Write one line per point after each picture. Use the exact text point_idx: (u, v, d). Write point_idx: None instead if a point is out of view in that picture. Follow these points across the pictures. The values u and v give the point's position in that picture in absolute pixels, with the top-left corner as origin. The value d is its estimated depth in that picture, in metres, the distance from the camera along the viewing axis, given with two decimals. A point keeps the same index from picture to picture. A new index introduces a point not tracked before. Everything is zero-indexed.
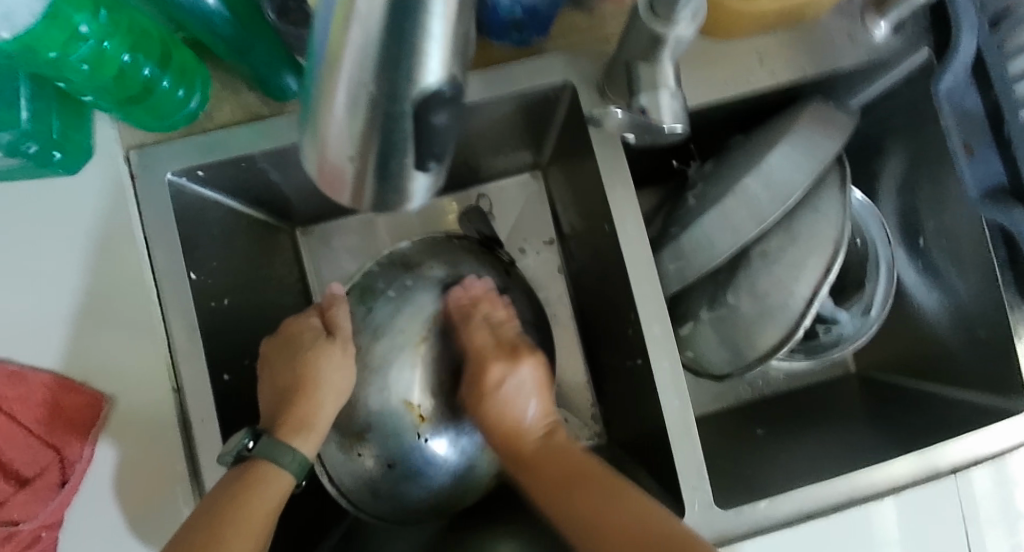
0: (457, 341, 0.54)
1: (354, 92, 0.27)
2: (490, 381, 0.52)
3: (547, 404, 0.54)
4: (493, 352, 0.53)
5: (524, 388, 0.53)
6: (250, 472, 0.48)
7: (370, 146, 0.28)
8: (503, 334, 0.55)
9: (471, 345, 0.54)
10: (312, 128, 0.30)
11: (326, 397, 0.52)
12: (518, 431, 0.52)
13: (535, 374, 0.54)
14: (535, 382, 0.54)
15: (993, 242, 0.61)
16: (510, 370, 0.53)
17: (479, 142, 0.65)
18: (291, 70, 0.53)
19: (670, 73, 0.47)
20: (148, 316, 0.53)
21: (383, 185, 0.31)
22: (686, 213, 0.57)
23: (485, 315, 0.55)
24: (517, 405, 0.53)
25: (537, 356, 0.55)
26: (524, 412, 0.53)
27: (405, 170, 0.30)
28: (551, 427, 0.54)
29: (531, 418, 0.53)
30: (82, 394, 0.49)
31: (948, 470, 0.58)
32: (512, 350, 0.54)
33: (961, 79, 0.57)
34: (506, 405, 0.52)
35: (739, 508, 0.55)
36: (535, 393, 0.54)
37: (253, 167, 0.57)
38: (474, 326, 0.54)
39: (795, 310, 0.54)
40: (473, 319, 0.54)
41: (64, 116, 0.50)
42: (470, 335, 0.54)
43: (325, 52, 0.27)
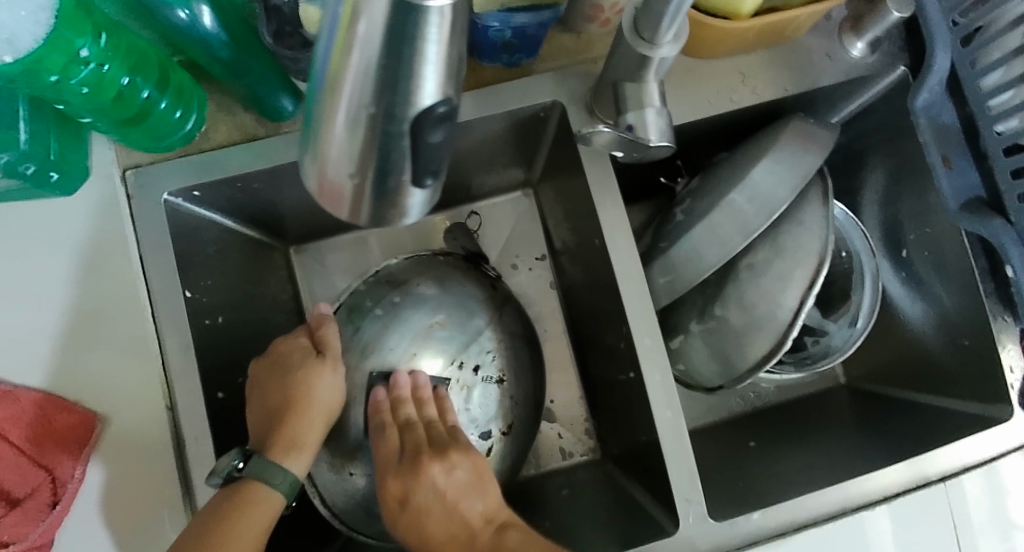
0: (393, 431, 0.52)
1: (352, 118, 0.28)
2: (399, 491, 0.51)
3: (491, 493, 0.52)
4: (399, 461, 0.52)
5: (456, 485, 0.51)
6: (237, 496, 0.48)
7: (367, 164, 0.29)
8: (438, 430, 0.53)
9: (388, 449, 0.52)
10: (311, 150, 0.31)
11: (316, 416, 0.52)
12: (455, 535, 0.50)
13: (463, 465, 0.52)
14: (465, 482, 0.51)
15: (973, 253, 0.62)
16: (411, 483, 0.50)
17: (470, 160, 0.67)
18: (287, 93, 0.54)
19: (656, 92, 0.49)
20: (142, 334, 0.53)
21: (381, 199, 0.31)
22: (674, 227, 0.59)
23: (416, 406, 0.53)
24: (437, 510, 0.51)
25: (444, 454, 0.52)
26: (461, 510, 0.51)
27: (403, 184, 0.31)
28: (501, 523, 0.51)
29: (466, 517, 0.51)
30: (76, 412, 0.49)
31: (937, 478, 0.59)
32: (415, 453, 0.51)
33: (938, 93, 0.59)
34: (425, 514, 0.50)
35: (733, 519, 0.56)
36: (468, 485, 0.51)
37: (247, 187, 0.58)
38: (403, 427, 0.52)
39: (784, 320, 0.55)
40: (390, 427, 0.52)
41: (63, 138, 0.51)
42: (404, 427, 0.52)
43: (324, 77, 0.28)
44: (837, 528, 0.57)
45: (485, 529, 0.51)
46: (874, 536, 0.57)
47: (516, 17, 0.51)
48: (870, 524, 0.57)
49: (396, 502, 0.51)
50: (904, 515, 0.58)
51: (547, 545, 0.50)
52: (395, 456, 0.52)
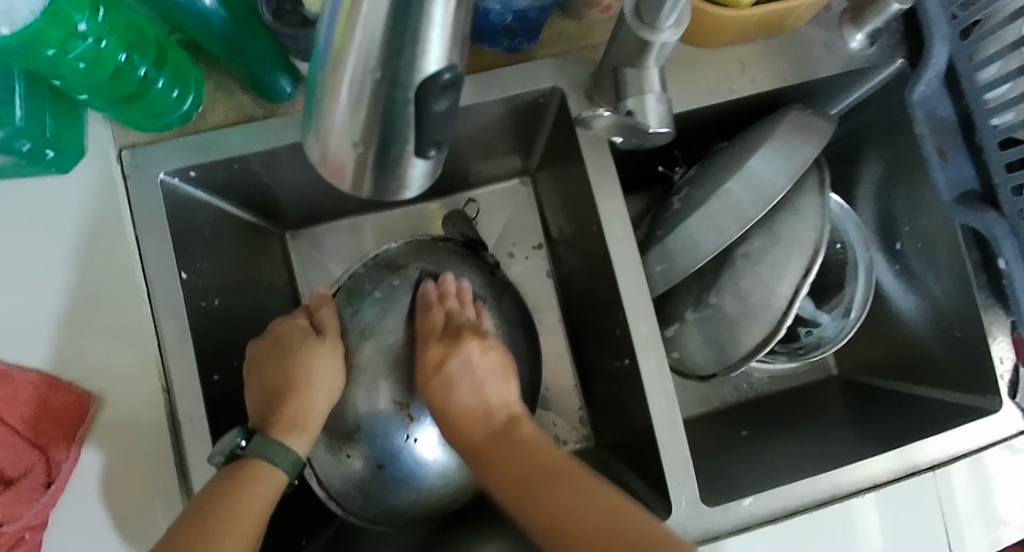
0: (439, 316, 0.55)
1: (356, 93, 0.28)
2: (436, 360, 0.54)
3: (511, 388, 0.55)
4: (439, 332, 0.55)
5: (483, 373, 0.54)
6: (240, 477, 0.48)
7: (370, 137, 0.29)
8: (476, 323, 0.57)
9: (433, 321, 0.55)
10: (315, 127, 0.31)
11: (316, 395, 0.53)
12: (472, 412, 0.53)
13: (491, 359, 0.55)
14: (494, 367, 0.55)
15: (965, 246, 0.63)
16: (451, 352, 0.54)
17: (469, 146, 0.67)
18: (286, 74, 0.54)
19: (656, 78, 0.49)
20: (138, 313, 0.53)
21: (383, 173, 0.31)
22: (671, 216, 0.59)
23: (453, 308, 0.56)
24: (464, 387, 0.53)
25: (482, 340, 0.56)
26: (484, 395, 0.54)
27: (405, 155, 0.30)
28: (513, 417, 0.53)
29: (490, 401, 0.54)
30: (71, 392, 0.49)
31: (926, 467, 0.60)
32: (455, 333, 0.55)
33: (935, 86, 0.60)
34: (450, 382, 0.53)
35: (726, 504, 0.56)
36: (493, 376, 0.54)
37: (245, 168, 0.58)
38: (449, 316, 0.56)
39: (778, 309, 0.55)
40: (436, 310, 0.55)
41: (59, 115, 0.51)
42: (450, 316, 0.56)
43: (330, 53, 0.28)
44: (825, 515, 0.57)
45: (501, 416, 0.53)
46: (862, 523, 0.58)
47: (518, 1, 0.51)
48: (858, 511, 0.58)
49: (431, 365, 0.54)
50: (894, 503, 0.59)
51: (550, 444, 0.51)
52: (440, 324, 0.55)
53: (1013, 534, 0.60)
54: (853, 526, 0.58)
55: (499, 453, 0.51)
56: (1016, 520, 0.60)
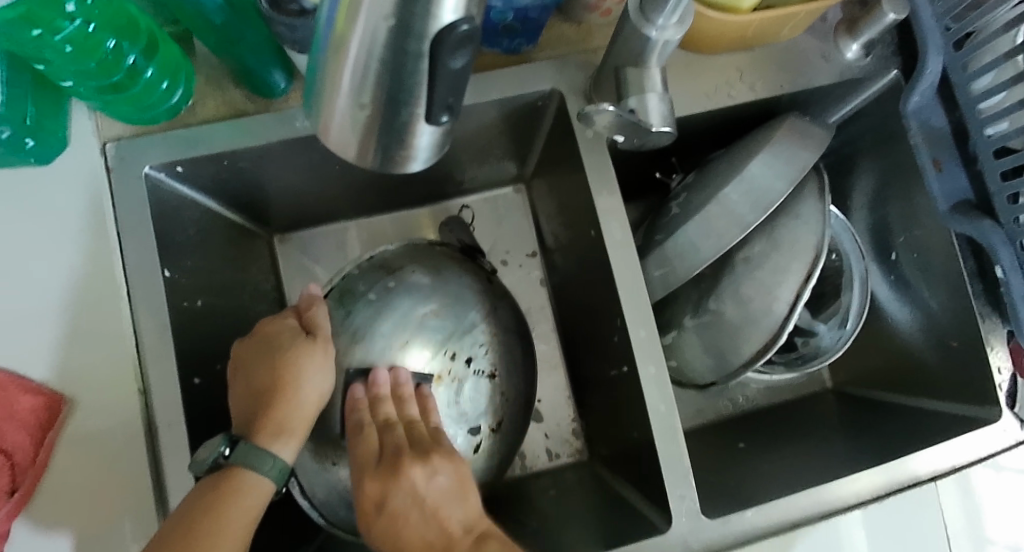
0: (368, 431, 0.50)
1: (361, 74, 0.32)
2: (376, 495, 0.48)
3: (472, 505, 0.49)
4: (375, 468, 0.49)
5: (436, 492, 0.48)
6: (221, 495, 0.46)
7: (379, 95, 0.33)
8: (420, 427, 0.51)
9: (370, 455, 0.50)
10: (322, 97, 0.35)
11: (306, 399, 0.51)
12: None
13: (442, 469, 0.49)
14: (450, 486, 0.48)
15: (962, 255, 0.62)
16: (388, 487, 0.48)
17: (463, 149, 0.65)
18: (280, 68, 0.53)
19: (658, 79, 0.48)
20: (117, 312, 0.50)
21: (388, 134, 0.35)
22: (669, 220, 0.58)
23: (385, 416, 0.50)
24: (412, 518, 0.47)
25: (424, 457, 0.49)
26: (447, 519, 0.48)
27: (414, 116, 0.34)
28: (483, 533, 0.48)
29: (451, 529, 0.48)
30: (39, 394, 0.47)
31: (928, 478, 0.59)
32: (393, 459, 0.49)
33: (929, 97, 0.60)
34: (411, 537, 0.47)
35: (726, 516, 0.54)
36: (455, 498, 0.48)
37: (234, 166, 0.56)
38: (386, 425, 0.50)
39: (779, 314, 0.54)
40: (369, 420, 0.50)
41: (41, 103, 0.49)
42: (388, 429, 0.49)
43: (331, 37, 0.32)
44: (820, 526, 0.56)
45: (468, 549, 0.47)
46: (850, 535, 0.56)
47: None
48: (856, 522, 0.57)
49: (372, 504, 0.48)
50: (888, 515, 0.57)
51: None
52: (372, 455, 0.50)
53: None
54: (839, 538, 0.56)
55: None
56: (1004, 539, 0.59)
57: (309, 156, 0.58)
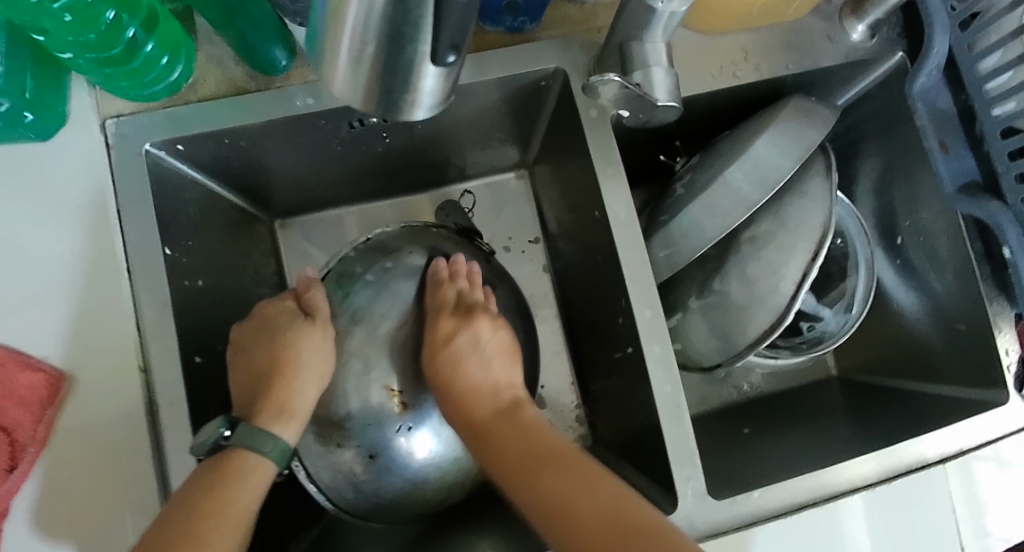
0: (449, 285, 0.55)
1: (364, 26, 0.32)
2: (449, 328, 0.53)
3: (514, 373, 0.55)
4: (451, 307, 0.53)
5: (490, 352, 0.54)
6: (224, 479, 0.45)
7: (385, 32, 0.31)
8: (480, 300, 0.56)
9: (448, 295, 0.54)
10: (329, 43, 0.34)
11: (306, 380, 0.50)
12: (479, 397, 0.52)
13: (498, 341, 0.55)
14: (503, 353, 0.55)
15: (968, 236, 0.62)
16: (464, 328, 0.53)
17: (464, 131, 0.65)
18: (281, 45, 0.52)
19: (663, 52, 0.48)
20: (117, 289, 0.50)
21: (396, 73, 0.33)
22: (674, 201, 0.58)
23: (468, 283, 0.56)
24: (473, 362, 0.53)
25: (494, 321, 0.55)
26: (493, 376, 0.54)
27: (422, 56, 0.32)
28: (519, 400, 0.53)
29: (497, 382, 0.53)
30: (39, 371, 0.46)
31: (936, 461, 0.58)
32: (468, 309, 0.54)
33: (935, 78, 0.59)
34: (473, 376, 0.52)
35: (732, 498, 0.54)
36: (502, 362, 0.54)
37: (234, 144, 0.56)
38: (460, 293, 0.55)
39: (786, 294, 0.54)
40: (449, 286, 0.54)
41: (40, 77, 0.49)
42: (461, 296, 0.54)
43: (331, 1, 0.32)
44: (818, 513, 0.55)
45: (506, 403, 0.53)
46: (851, 524, 0.55)
47: None
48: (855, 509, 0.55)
49: (437, 338, 0.53)
50: (888, 500, 0.56)
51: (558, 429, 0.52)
52: (451, 297, 0.54)
53: (1001, 546, 0.56)
54: (838, 529, 0.55)
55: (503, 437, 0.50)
56: (1002, 531, 0.56)
57: (310, 136, 0.58)
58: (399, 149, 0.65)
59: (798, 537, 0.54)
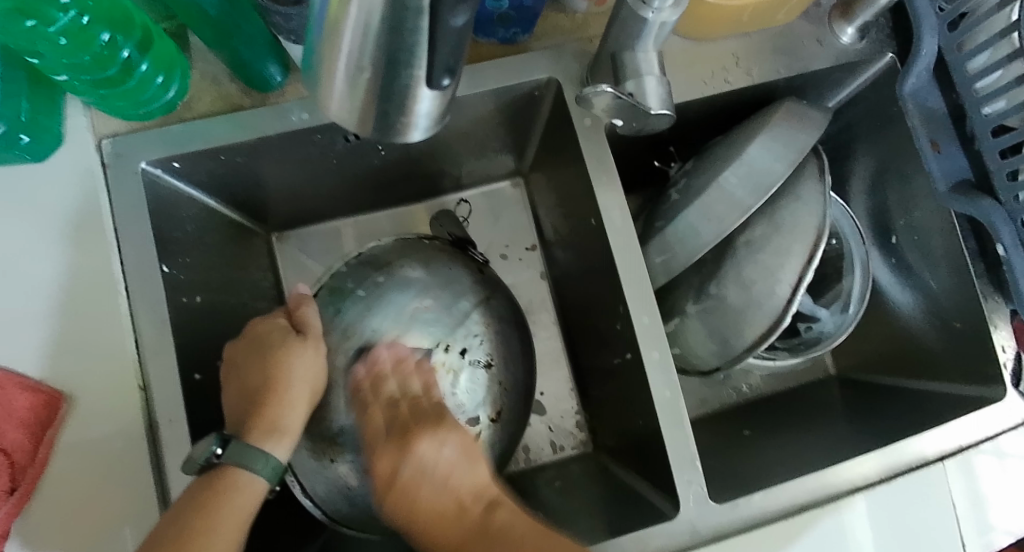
0: (375, 400, 0.51)
1: (358, 51, 0.32)
2: (389, 470, 0.50)
3: (479, 473, 0.51)
4: (386, 443, 0.50)
5: (446, 462, 0.50)
6: (214, 498, 0.45)
7: (379, 55, 0.31)
8: (422, 404, 0.51)
9: (377, 424, 0.50)
10: (323, 63, 0.34)
11: (297, 396, 0.51)
12: (443, 517, 0.50)
13: (456, 439, 0.50)
14: (460, 457, 0.50)
15: (962, 234, 0.62)
16: (403, 457, 0.49)
17: (459, 142, 0.65)
18: (275, 61, 0.53)
19: (655, 61, 0.48)
20: (117, 309, 0.50)
21: (391, 95, 0.34)
22: (669, 207, 0.58)
23: (401, 382, 0.50)
24: (426, 489, 0.50)
25: (446, 426, 0.50)
26: (453, 485, 0.50)
27: (418, 78, 0.32)
28: (490, 501, 0.51)
29: (461, 488, 0.50)
30: (40, 392, 0.46)
31: (936, 458, 0.58)
32: (413, 424, 0.50)
33: (926, 79, 0.59)
34: (430, 497, 0.50)
35: (733, 501, 0.54)
36: (462, 466, 0.50)
37: (230, 161, 0.56)
38: (391, 406, 0.50)
39: (782, 296, 0.54)
40: (376, 402, 0.51)
41: (36, 98, 0.49)
42: (399, 401, 0.50)
43: (325, 21, 0.32)
44: (820, 514, 0.55)
45: (475, 510, 0.50)
46: (853, 523, 0.55)
47: None
48: (855, 511, 0.55)
49: (385, 478, 0.50)
50: (889, 500, 0.56)
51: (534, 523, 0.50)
52: (380, 431, 0.50)
53: (1005, 541, 0.56)
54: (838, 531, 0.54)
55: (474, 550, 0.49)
56: (1006, 524, 0.56)
57: (306, 151, 0.58)
58: (395, 160, 0.65)
59: (800, 537, 0.54)
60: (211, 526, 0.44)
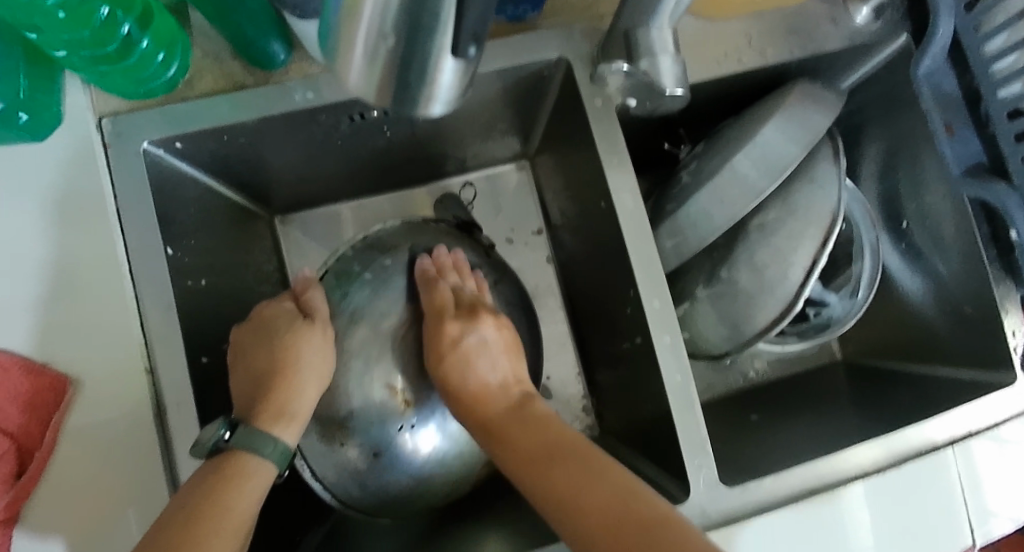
0: (435, 293, 0.52)
1: (379, 18, 0.31)
2: (438, 341, 0.50)
3: (520, 367, 0.53)
4: (447, 311, 0.52)
5: (490, 357, 0.51)
6: (222, 484, 0.44)
7: (401, 25, 0.30)
8: (473, 299, 0.54)
9: (439, 295, 0.52)
10: (341, 33, 0.33)
11: (307, 381, 0.50)
12: (483, 396, 0.50)
13: (501, 341, 0.53)
14: (504, 352, 0.52)
15: (975, 218, 0.61)
16: (467, 328, 0.51)
17: (465, 122, 0.64)
18: (277, 38, 0.51)
19: (670, 39, 0.46)
20: (121, 291, 0.49)
21: (411, 68, 0.32)
22: (680, 189, 0.57)
23: (456, 283, 0.54)
24: (477, 364, 0.51)
25: (496, 318, 0.53)
26: (495, 375, 0.51)
27: (443, 51, 0.31)
28: (526, 397, 0.51)
29: (500, 381, 0.51)
30: (45, 375, 0.46)
31: (946, 444, 0.58)
32: (469, 310, 0.53)
33: (940, 61, 0.58)
34: (478, 373, 0.50)
35: (744, 485, 0.54)
36: (502, 360, 0.52)
37: (234, 141, 0.55)
38: (453, 294, 0.53)
39: (795, 281, 0.53)
40: (442, 286, 0.53)
41: (33, 76, 0.48)
42: (461, 299, 0.53)
43: None
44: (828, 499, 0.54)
45: (513, 398, 0.50)
46: (853, 511, 0.55)
47: None
48: (857, 498, 0.55)
49: (438, 351, 0.50)
50: (891, 487, 0.56)
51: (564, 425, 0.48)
52: (448, 301, 0.52)
53: (1006, 528, 0.57)
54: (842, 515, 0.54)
55: (511, 433, 0.48)
56: (1008, 511, 0.57)
57: (310, 132, 0.57)
58: (401, 142, 0.64)
59: (804, 525, 0.54)
60: (220, 511, 0.43)
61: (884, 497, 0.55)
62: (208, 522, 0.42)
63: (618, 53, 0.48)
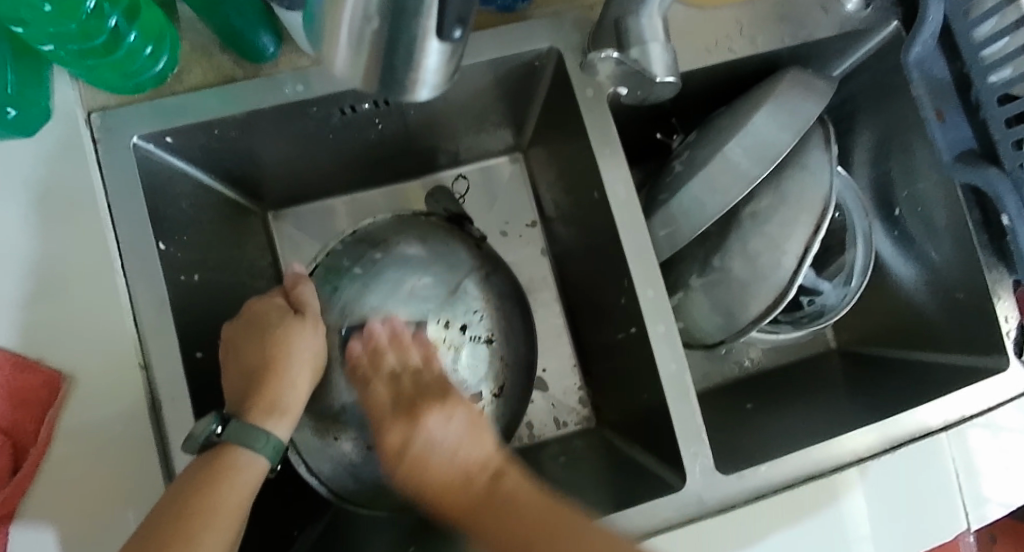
0: (381, 382, 0.49)
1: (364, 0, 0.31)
2: (397, 441, 0.47)
3: (489, 439, 0.47)
4: (391, 412, 0.48)
5: (450, 438, 0.47)
6: (211, 482, 0.44)
7: (385, 6, 0.30)
8: (419, 372, 0.49)
9: (377, 399, 0.49)
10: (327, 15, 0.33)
11: (299, 375, 0.50)
12: (450, 488, 0.46)
13: (463, 417, 0.47)
14: (464, 431, 0.47)
15: (966, 206, 0.61)
16: (410, 431, 0.47)
17: (457, 114, 0.64)
18: (268, 31, 0.51)
19: (660, 27, 0.47)
20: (112, 286, 0.49)
21: (398, 51, 0.32)
22: (673, 178, 0.57)
23: (399, 355, 0.49)
24: (433, 461, 0.46)
25: (443, 398, 0.48)
26: (461, 460, 0.47)
27: (428, 33, 0.31)
28: (499, 470, 0.47)
29: (465, 460, 0.47)
30: (38, 372, 0.45)
31: (939, 428, 0.58)
32: (414, 384, 0.49)
33: (931, 47, 0.58)
34: (440, 460, 0.46)
35: (741, 472, 0.54)
36: (466, 441, 0.47)
37: (223, 135, 0.54)
38: (392, 376, 0.49)
39: (788, 268, 0.54)
40: (381, 373, 0.49)
41: (21, 71, 0.48)
42: (405, 369, 0.49)
43: None
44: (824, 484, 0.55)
45: (485, 478, 0.46)
46: (850, 497, 0.55)
47: None
48: (854, 485, 0.55)
49: (394, 451, 0.47)
50: (886, 473, 0.56)
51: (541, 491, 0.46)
52: (388, 401, 0.48)
53: (1000, 512, 0.57)
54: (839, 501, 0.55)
55: (488, 516, 0.45)
56: (1000, 497, 0.57)
57: (300, 125, 0.57)
58: (392, 135, 0.64)
59: (800, 510, 0.54)
60: (209, 507, 0.43)
61: (879, 482, 0.56)
62: (196, 522, 0.42)
63: (607, 42, 0.48)
